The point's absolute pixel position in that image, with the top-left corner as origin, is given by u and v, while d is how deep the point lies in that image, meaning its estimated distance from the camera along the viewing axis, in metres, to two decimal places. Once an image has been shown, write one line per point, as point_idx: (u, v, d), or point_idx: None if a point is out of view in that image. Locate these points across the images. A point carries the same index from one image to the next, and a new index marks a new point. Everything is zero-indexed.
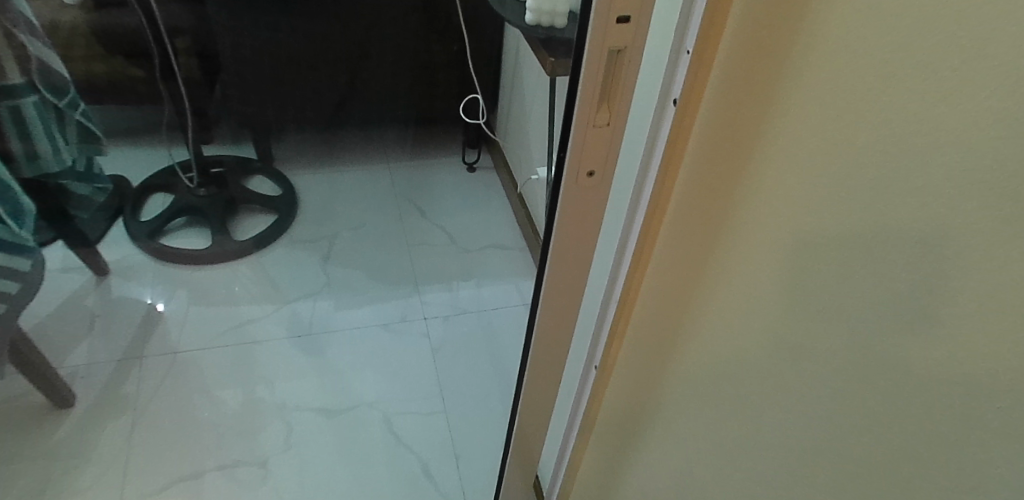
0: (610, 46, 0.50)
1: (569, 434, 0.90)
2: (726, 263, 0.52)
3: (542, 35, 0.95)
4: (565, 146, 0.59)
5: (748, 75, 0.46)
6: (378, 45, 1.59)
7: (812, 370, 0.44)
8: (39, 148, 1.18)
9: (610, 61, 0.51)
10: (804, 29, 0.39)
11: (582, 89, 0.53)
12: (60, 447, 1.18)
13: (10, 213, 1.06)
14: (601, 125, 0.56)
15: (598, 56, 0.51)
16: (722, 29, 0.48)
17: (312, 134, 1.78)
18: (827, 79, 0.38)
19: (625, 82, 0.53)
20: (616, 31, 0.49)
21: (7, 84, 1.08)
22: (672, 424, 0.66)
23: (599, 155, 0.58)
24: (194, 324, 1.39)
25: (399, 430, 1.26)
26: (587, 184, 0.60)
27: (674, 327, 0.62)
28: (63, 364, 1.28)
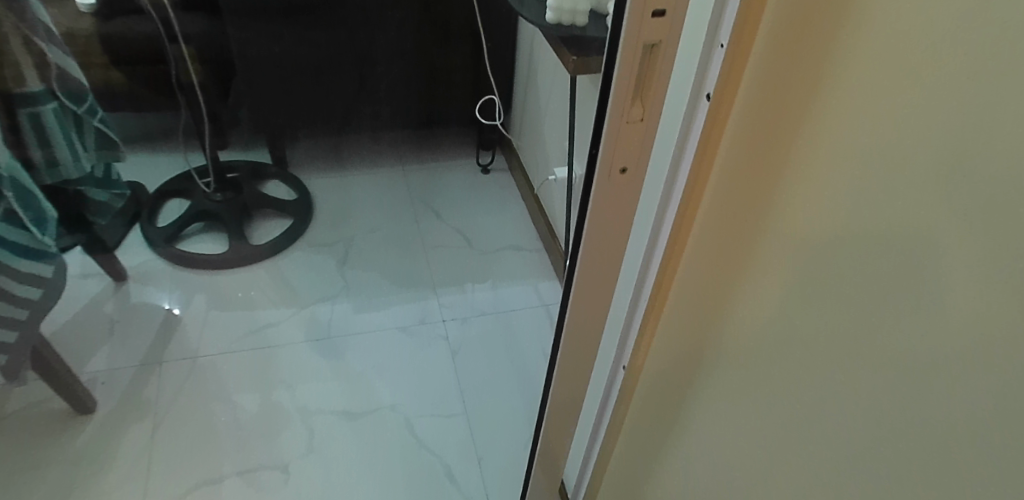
0: (645, 42, 0.49)
1: (596, 435, 0.89)
2: (761, 263, 0.51)
3: (563, 34, 0.93)
4: (595, 144, 0.58)
5: (787, 69, 0.44)
6: (384, 50, 1.58)
7: (858, 370, 0.42)
8: (58, 154, 1.16)
9: (644, 57, 0.50)
10: (846, 21, 0.38)
11: (616, 86, 0.52)
12: (82, 452, 1.18)
13: (32, 220, 1.04)
14: (635, 121, 0.55)
15: (632, 51, 0.50)
16: (757, 21, 0.46)
17: (326, 138, 1.78)
18: (874, 73, 0.37)
19: (660, 77, 0.52)
20: (651, 26, 0.48)
21: (26, 93, 1.08)
22: (704, 425, 0.65)
23: (632, 152, 0.57)
24: (213, 329, 1.39)
25: (421, 432, 1.26)
26: (619, 181, 0.59)
27: (705, 327, 0.61)
28: (84, 371, 1.28)
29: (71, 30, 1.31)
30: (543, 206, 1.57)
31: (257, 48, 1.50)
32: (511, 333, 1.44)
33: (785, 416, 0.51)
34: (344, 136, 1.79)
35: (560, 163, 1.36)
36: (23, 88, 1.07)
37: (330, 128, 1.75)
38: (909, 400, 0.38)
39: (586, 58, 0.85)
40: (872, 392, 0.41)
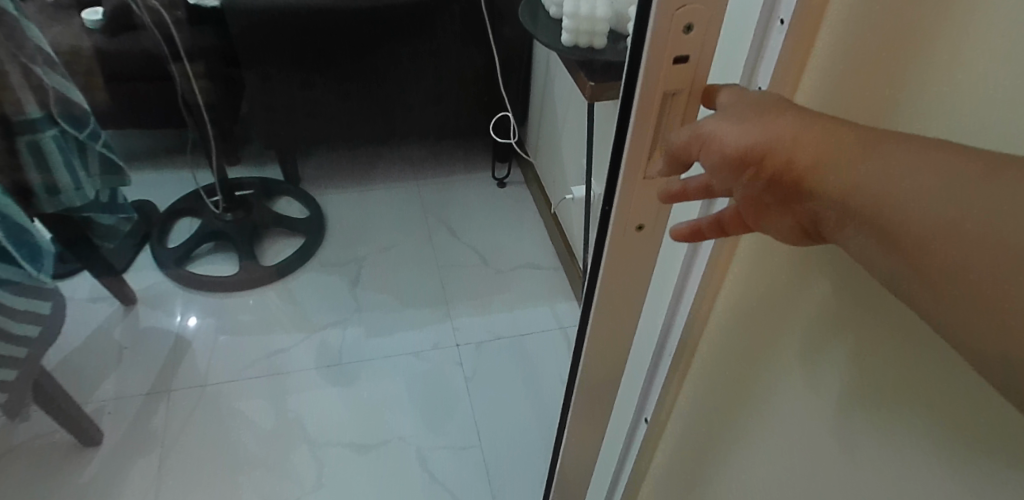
0: (665, 90, 0.40)
1: (619, 478, 0.85)
2: (788, 311, 0.49)
3: (580, 57, 0.86)
4: (608, 200, 0.50)
5: (847, 104, 0.38)
6: (419, 96, 1.61)
7: (896, 374, 0.38)
8: (59, 180, 1.12)
9: (662, 109, 0.41)
10: (910, 62, 0.34)
11: (631, 145, 0.43)
12: (90, 487, 1.15)
13: (25, 257, 1.01)
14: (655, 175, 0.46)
15: (650, 103, 0.41)
16: (804, 66, 0.41)
17: (357, 164, 1.75)
18: (981, 117, 0.30)
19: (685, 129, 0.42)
20: (670, 76, 0.40)
21: (26, 119, 1.04)
22: (744, 467, 0.59)
23: (649, 209, 0.49)
24: (223, 354, 1.36)
25: (434, 466, 1.20)
26: (634, 238, 0.51)
27: (736, 382, 0.58)
28: (91, 400, 1.25)
29: (75, 49, 1.28)
30: (561, 223, 1.51)
31: (285, 69, 1.47)
32: (523, 355, 1.38)
33: (825, 434, 0.47)
34: (372, 150, 1.75)
35: (577, 181, 1.30)
36: (22, 115, 1.03)
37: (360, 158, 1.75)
38: (957, 410, 0.34)
39: (604, 84, 0.78)
40: (907, 427, 0.39)
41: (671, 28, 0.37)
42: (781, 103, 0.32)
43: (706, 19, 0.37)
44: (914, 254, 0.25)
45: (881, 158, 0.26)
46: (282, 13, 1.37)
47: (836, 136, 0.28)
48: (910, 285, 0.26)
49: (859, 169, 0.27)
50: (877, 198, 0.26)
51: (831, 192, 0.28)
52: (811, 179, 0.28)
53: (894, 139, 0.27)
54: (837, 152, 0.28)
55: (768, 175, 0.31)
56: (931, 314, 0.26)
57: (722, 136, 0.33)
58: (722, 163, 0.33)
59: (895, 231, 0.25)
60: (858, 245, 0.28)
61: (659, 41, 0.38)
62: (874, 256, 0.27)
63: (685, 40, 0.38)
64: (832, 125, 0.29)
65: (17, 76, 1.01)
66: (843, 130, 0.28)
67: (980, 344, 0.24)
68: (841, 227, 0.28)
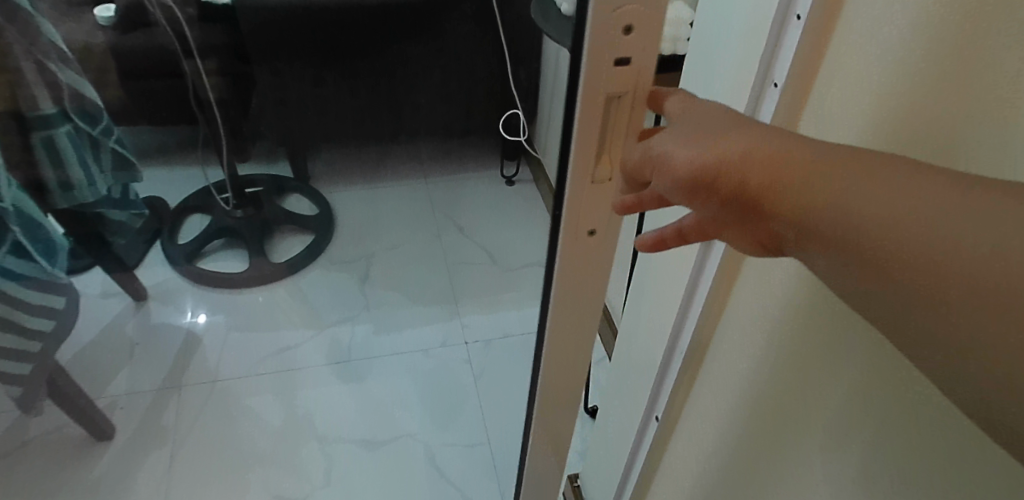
0: (608, 94, 0.39)
1: (631, 468, 0.88)
2: (818, 371, 0.50)
3: None
4: (557, 205, 0.48)
5: (868, 94, 0.40)
6: (426, 95, 1.62)
7: (935, 459, 0.39)
8: (73, 176, 1.13)
9: (607, 114, 0.40)
10: (915, 64, 0.36)
11: (576, 148, 0.42)
12: (102, 482, 1.16)
13: (39, 251, 1.01)
14: (604, 180, 0.44)
15: (591, 109, 0.39)
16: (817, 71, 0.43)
17: (364, 160, 1.73)
18: (986, 122, 0.32)
19: (631, 133, 0.41)
20: (614, 78, 0.38)
21: (40, 115, 1.05)
22: (777, 469, 0.58)
23: (598, 213, 0.47)
24: (234, 350, 1.37)
25: (442, 463, 1.21)
26: (586, 245, 0.50)
27: (763, 424, 0.59)
28: (102, 395, 1.26)
29: (87, 45, 1.28)
30: None
31: (296, 69, 1.51)
32: None
33: (862, 434, 0.46)
34: (382, 147, 1.74)
35: None
36: (36, 111, 1.04)
37: (368, 155, 1.73)
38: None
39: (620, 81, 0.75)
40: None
41: (610, 31, 0.36)
42: (740, 118, 0.32)
43: (648, 20, 0.36)
44: (891, 271, 0.25)
45: (841, 179, 0.26)
46: (293, 15, 1.40)
47: (791, 155, 0.28)
48: (889, 307, 0.25)
49: (818, 190, 0.27)
50: (845, 216, 0.26)
51: (802, 213, 0.27)
52: (778, 200, 0.28)
53: (857, 159, 0.27)
54: (793, 172, 0.28)
55: (724, 194, 0.31)
56: (908, 338, 0.25)
57: (675, 156, 0.33)
58: (675, 185, 0.34)
59: (875, 247, 0.25)
60: (828, 265, 0.27)
61: (600, 43, 0.36)
62: (847, 278, 0.27)
63: (627, 43, 0.36)
64: (787, 141, 0.29)
65: (31, 72, 1.01)
66: (805, 151, 0.28)
67: (960, 391, 0.24)
68: (803, 247, 0.28)
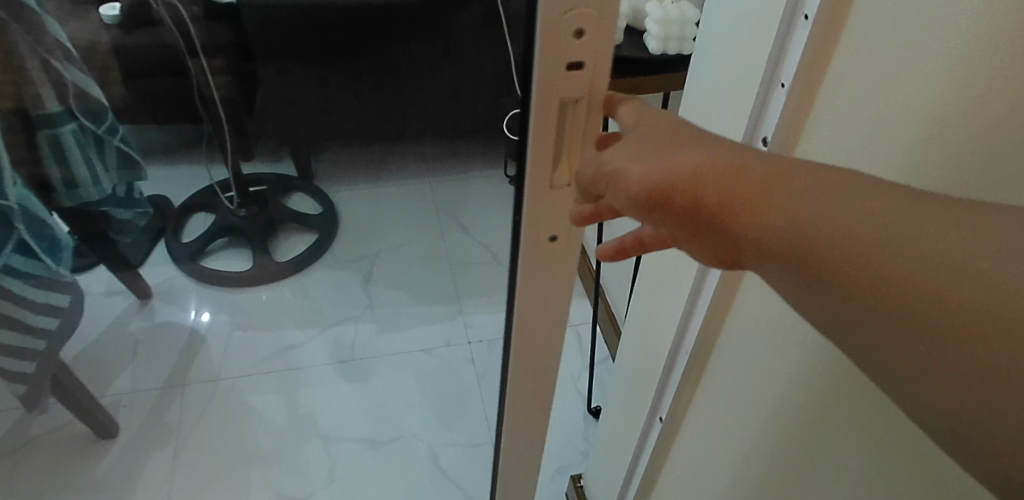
0: (560, 99, 0.39)
1: (635, 468, 0.88)
2: (823, 393, 0.50)
3: None
4: (516, 209, 0.48)
5: (867, 94, 0.42)
6: (431, 93, 1.61)
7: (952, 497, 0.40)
8: (78, 174, 1.13)
9: (561, 118, 0.40)
10: (914, 64, 0.38)
11: (531, 153, 0.42)
12: (106, 480, 1.17)
13: (45, 249, 1.01)
14: (561, 186, 0.44)
15: (545, 113, 0.40)
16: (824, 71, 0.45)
17: (369, 159, 1.70)
18: (984, 119, 0.35)
19: (585, 138, 0.42)
20: (563, 82, 0.39)
21: (46, 114, 1.05)
22: (795, 470, 0.57)
23: (559, 217, 0.47)
24: (237, 349, 1.37)
25: (446, 463, 1.21)
26: (546, 249, 0.49)
27: (767, 432, 0.59)
28: (107, 393, 1.26)
29: (93, 44, 1.26)
30: None
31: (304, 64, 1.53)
32: None
33: (883, 430, 0.44)
34: (390, 146, 1.70)
35: None
36: (42, 109, 1.04)
37: (374, 154, 1.70)
38: None
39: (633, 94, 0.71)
40: None
41: (558, 36, 0.36)
42: (688, 131, 0.33)
43: (593, 27, 0.36)
44: (839, 281, 0.25)
45: (790, 196, 0.27)
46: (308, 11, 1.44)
47: (743, 172, 0.28)
48: (847, 319, 0.26)
49: (770, 209, 0.27)
50: (797, 234, 0.26)
51: (751, 231, 0.28)
52: (729, 216, 0.28)
53: (797, 174, 0.27)
54: (744, 190, 0.28)
55: (677, 211, 0.31)
56: (860, 343, 0.26)
57: (628, 172, 0.33)
58: (630, 201, 0.34)
59: (821, 259, 0.25)
60: (789, 283, 0.27)
61: (547, 49, 0.37)
62: (796, 290, 0.27)
63: (575, 48, 0.37)
64: (732, 157, 0.30)
65: (36, 71, 1.01)
66: (749, 167, 0.29)
67: (940, 408, 0.24)
68: (761, 264, 0.28)
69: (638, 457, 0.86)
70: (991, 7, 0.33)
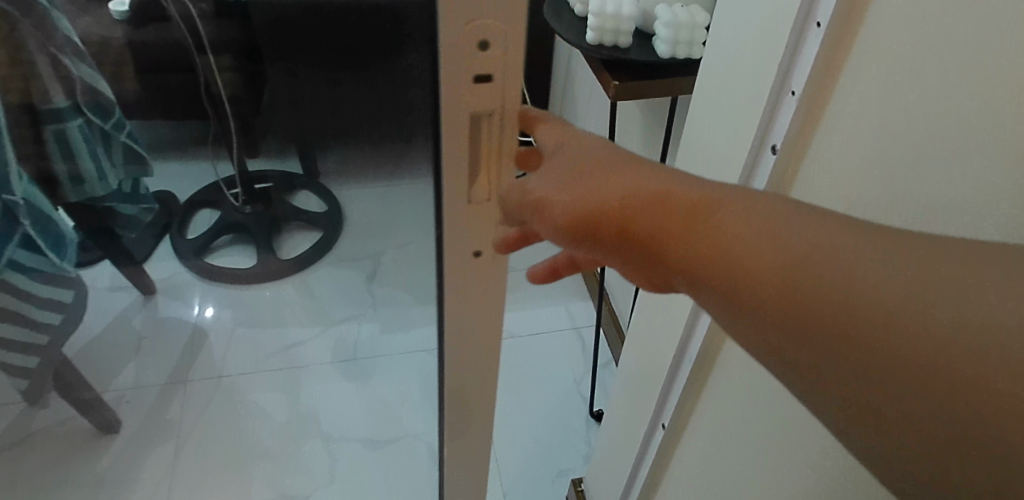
0: (471, 113, 0.34)
1: (636, 474, 0.88)
2: None
3: (606, 56, 0.80)
4: (436, 230, 0.42)
5: (872, 108, 0.42)
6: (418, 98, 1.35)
7: None
8: (82, 168, 1.13)
9: (473, 135, 0.35)
10: (925, 80, 0.38)
11: (447, 174, 0.37)
12: (107, 475, 1.17)
13: (50, 245, 1.01)
14: (482, 202, 0.39)
15: (453, 129, 0.35)
16: (834, 83, 0.45)
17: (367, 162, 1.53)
18: (994, 138, 0.35)
19: (507, 157, 0.37)
20: (473, 96, 0.34)
21: (53, 109, 1.05)
22: (793, 482, 0.57)
23: (486, 237, 0.41)
24: (239, 347, 1.37)
25: None
26: (472, 267, 0.43)
27: (766, 443, 0.59)
28: (109, 388, 1.27)
29: (105, 41, 1.27)
30: None
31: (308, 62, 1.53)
32: (537, 356, 1.38)
33: None
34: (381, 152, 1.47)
35: None
36: (49, 104, 1.04)
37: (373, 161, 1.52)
38: None
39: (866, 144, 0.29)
40: None
41: (464, 48, 0.31)
42: (612, 157, 0.35)
43: (502, 38, 0.32)
44: (776, 315, 0.28)
45: (720, 227, 0.30)
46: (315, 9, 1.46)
47: (668, 201, 0.32)
48: (781, 348, 0.29)
49: (707, 240, 0.30)
50: (734, 267, 0.29)
51: (691, 261, 0.31)
52: (664, 245, 0.32)
53: (747, 211, 0.30)
54: (674, 222, 0.31)
55: (610, 238, 0.34)
56: (795, 372, 0.29)
57: (553, 198, 0.35)
58: (555, 229, 0.36)
59: (770, 292, 0.28)
60: (724, 310, 0.31)
61: (452, 58, 0.32)
62: (738, 320, 0.30)
63: (485, 62, 0.32)
64: (660, 189, 0.32)
65: (44, 65, 1.01)
66: (701, 203, 0.31)
67: (872, 436, 0.27)
68: (698, 292, 0.32)
69: (640, 464, 0.86)
70: (1003, 25, 0.33)
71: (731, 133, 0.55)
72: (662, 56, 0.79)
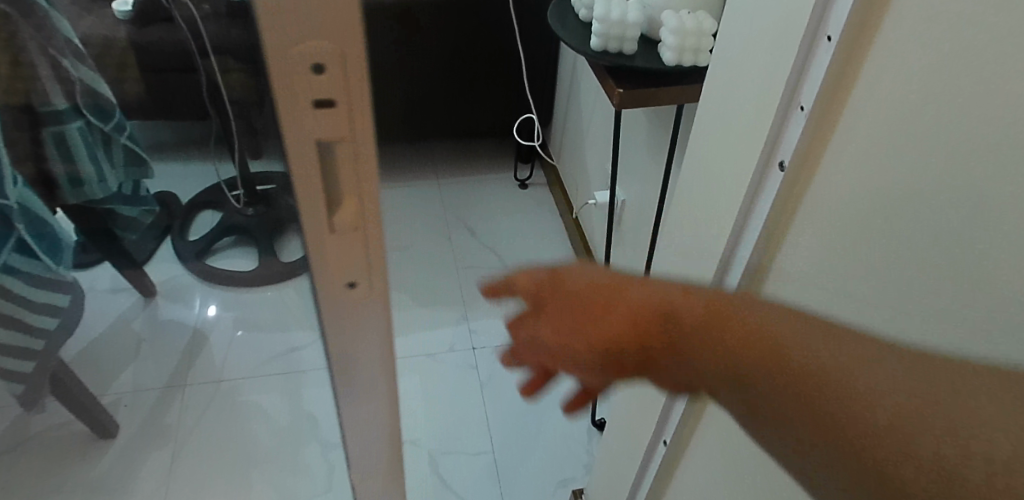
0: (317, 139, 0.32)
1: (638, 486, 0.86)
2: None
3: (610, 63, 0.79)
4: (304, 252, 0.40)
5: (885, 127, 0.41)
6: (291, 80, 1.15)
7: None
8: (82, 170, 1.12)
9: (324, 161, 0.33)
10: (941, 98, 0.37)
11: (301, 199, 0.35)
12: (104, 479, 1.16)
13: (45, 249, 1.00)
14: (347, 230, 0.37)
15: (300, 153, 0.32)
16: (844, 99, 0.44)
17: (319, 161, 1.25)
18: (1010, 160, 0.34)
19: (368, 186, 0.35)
20: (319, 121, 0.31)
21: (52, 111, 1.04)
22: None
23: (354, 262, 0.39)
24: (239, 350, 1.36)
25: (446, 472, 1.18)
26: (345, 297, 0.41)
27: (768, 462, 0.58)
28: (107, 392, 1.26)
29: (107, 41, 1.26)
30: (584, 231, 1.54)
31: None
32: None
33: None
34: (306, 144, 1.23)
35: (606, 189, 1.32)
36: (49, 106, 1.03)
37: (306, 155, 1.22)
38: None
39: None
40: None
41: (292, 73, 0.28)
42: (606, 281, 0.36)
43: (337, 60, 0.28)
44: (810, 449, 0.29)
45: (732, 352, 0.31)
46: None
47: (676, 319, 0.33)
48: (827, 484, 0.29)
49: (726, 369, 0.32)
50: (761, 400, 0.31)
51: (719, 384, 0.33)
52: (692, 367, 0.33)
53: (773, 339, 0.30)
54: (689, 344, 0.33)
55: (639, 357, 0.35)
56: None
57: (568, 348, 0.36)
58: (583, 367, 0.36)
59: (804, 428, 0.29)
60: (763, 436, 0.32)
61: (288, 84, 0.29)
62: (779, 448, 0.31)
63: (319, 86, 0.29)
64: (668, 311, 0.34)
65: (44, 67, 1.00)
66: (722, 323, 0.32)
67: None
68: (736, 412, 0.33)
69: (643, 475, 0.85)
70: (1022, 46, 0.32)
71: (740, 146, 0.54)
72: (667, 63, 0.77)
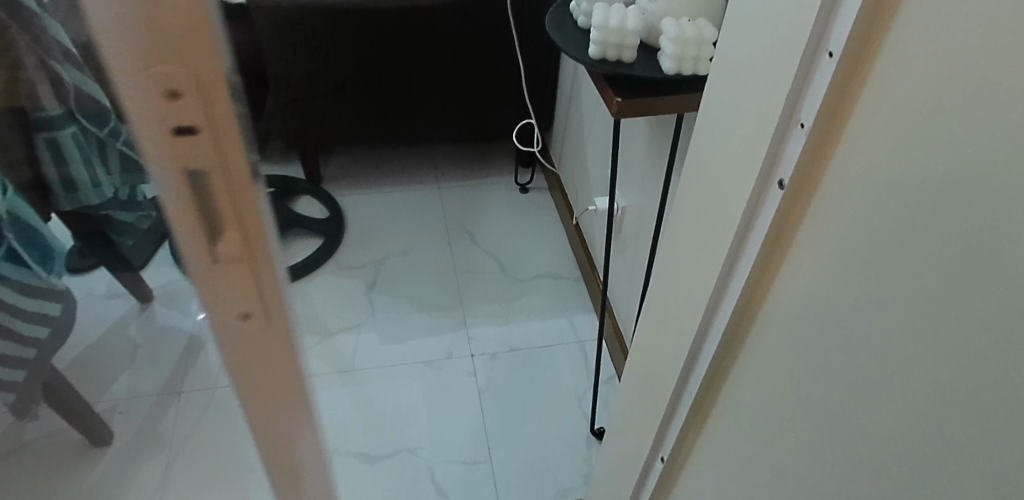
0: (181, 168, 0.29)
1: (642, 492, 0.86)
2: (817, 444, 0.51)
3: (608, 72, 0.77)
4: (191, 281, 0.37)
5: (880, 147, 0.40)
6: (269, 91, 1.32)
7: None
8: (75, 174, 1.11)
9: (198, 195, 0.31)
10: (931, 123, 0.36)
11: (173, 224, 0.32)
12: (99, 486, 1.17)
13: (36, 257, 0.99)
14: (229, 261, 0.35)
15: (166, 181, 0.30)
16: (840, 120, 0.43)
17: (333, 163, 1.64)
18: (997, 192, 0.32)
19: (249, 216, 0.33)
20: (178, 148, 0.28)
21: (44, 116, 1.02)
22: None
23: (250, 297, 0.37)
24: None
25: (442, 481, 1.17)
26: (245, 330, 0.39)
27: None
28: (102, 399, 1.26)
29: None
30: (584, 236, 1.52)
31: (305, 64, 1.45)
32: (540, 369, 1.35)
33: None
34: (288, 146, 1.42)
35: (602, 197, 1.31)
36: (41, 111, 1.02)
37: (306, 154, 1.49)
38: None
39: None
40: None
41: (144, 97, 0.26)
42: None
43: (193, 83, 0.26)
44: None
45: None
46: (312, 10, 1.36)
47: None
48: None
49: None
50: None
51: None
52: None
53: None
54: None
55: None
56: None
57: None
58: None
59: None
60: None
61: (139, 104, 0.27)
62: None
63: (177, 110, 0.27)
64: None
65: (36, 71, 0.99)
66: None
67: None
68: None
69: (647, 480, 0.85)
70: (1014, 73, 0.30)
71: (738, 163, 0.53)
72: (667, 72, 0.76)
